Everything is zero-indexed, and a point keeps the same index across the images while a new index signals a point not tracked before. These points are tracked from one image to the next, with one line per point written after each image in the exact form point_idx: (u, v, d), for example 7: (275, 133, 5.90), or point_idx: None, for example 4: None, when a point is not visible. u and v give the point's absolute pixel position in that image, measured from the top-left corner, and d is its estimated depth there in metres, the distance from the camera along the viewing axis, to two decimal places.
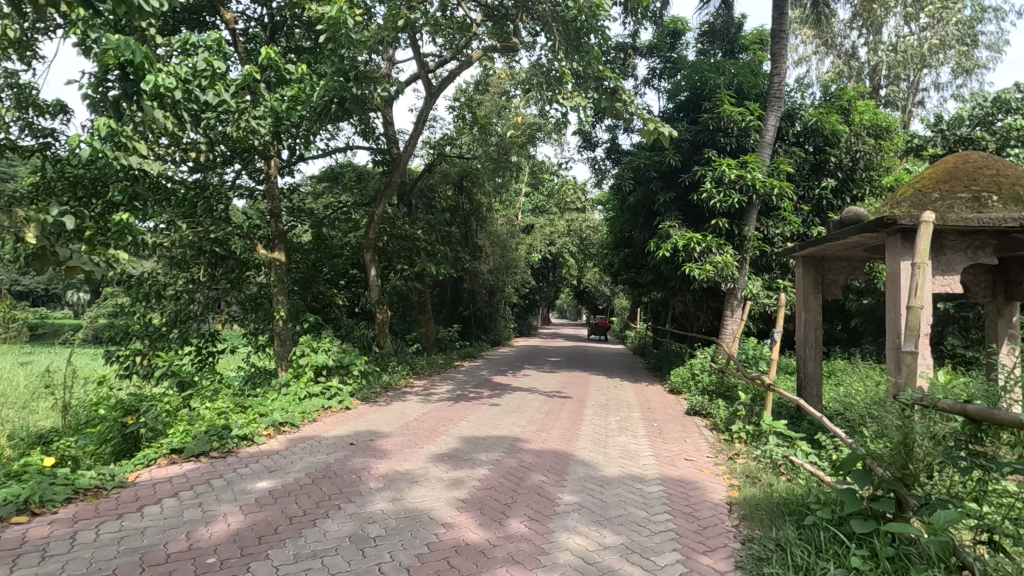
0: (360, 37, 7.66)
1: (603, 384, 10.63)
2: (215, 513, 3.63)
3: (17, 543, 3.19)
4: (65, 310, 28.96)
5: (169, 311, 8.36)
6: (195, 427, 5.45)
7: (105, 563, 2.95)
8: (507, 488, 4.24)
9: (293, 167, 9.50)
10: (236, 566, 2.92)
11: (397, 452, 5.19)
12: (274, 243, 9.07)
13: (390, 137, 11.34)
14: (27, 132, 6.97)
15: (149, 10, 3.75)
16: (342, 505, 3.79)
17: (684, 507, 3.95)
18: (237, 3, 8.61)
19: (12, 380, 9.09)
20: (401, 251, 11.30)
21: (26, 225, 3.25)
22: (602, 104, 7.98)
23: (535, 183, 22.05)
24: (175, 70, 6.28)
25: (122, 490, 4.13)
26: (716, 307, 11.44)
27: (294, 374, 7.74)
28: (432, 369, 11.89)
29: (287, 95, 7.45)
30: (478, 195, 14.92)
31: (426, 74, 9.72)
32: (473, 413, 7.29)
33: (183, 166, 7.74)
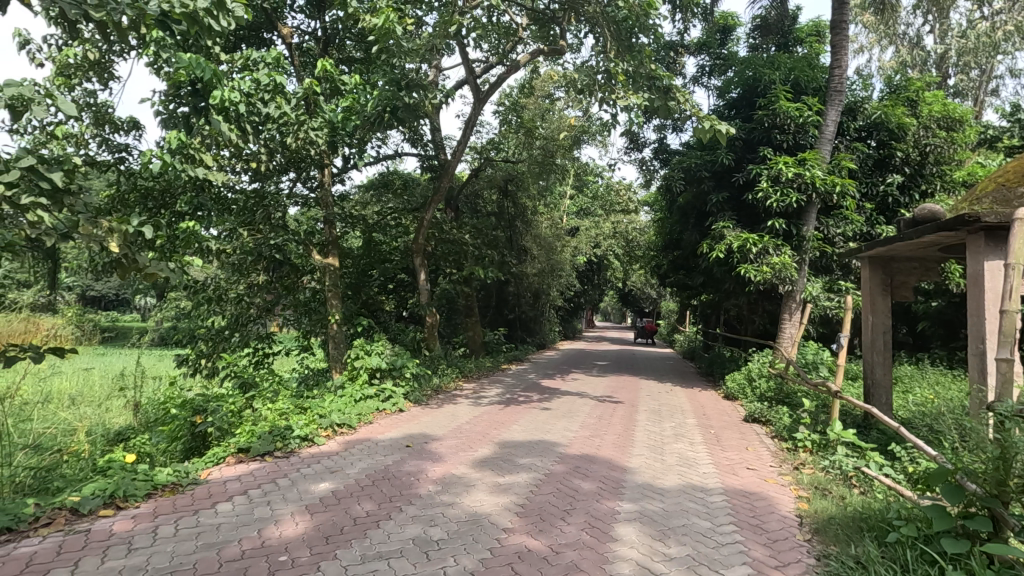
0: (411, 45, 7.84)
1: (653, 388, 10.43)
2: (283, 512, 3.75)
3: (105, 536, 3.38)
4: (134, 313, 30.89)
5: (230, 314, 8.71)
6: (260, 427, 5.66)
7: (185, 557, 3.09)
8: (564, 494, 4.21)
9: (344, 175, 9.73)
10: (306, 565, 3.00)
11: (452, 455, 5.24)
12: (329, 249, 9.36)
13: (437, 143, 11.51)
14: (104, 148, 7.44)
15: (217, 29, 4.01)
16: (403, 508, 3.85)
17: (750, 519, 3.82)
18: (292, 18, 8.95)
19: (89, 380, 9.68)
20: (449, 255, 11.45)
21: (109, 236, 3.48)
22: (654, 104, 7.83)
23: (580, 185, 21.94)
24: (239, 85, 6.61)
25: (195, 487, 4.33)
26: (771, 310, 11.07)
27: (349, 377, 7.95)
28: (480, 372, 11.99)
29: (342, 106, 7.72)
30: (523, 199, 14.96)
31: (473, 80, 9.81)
32: (524, 417, 7.28)
33: (244, 175, 8.08)
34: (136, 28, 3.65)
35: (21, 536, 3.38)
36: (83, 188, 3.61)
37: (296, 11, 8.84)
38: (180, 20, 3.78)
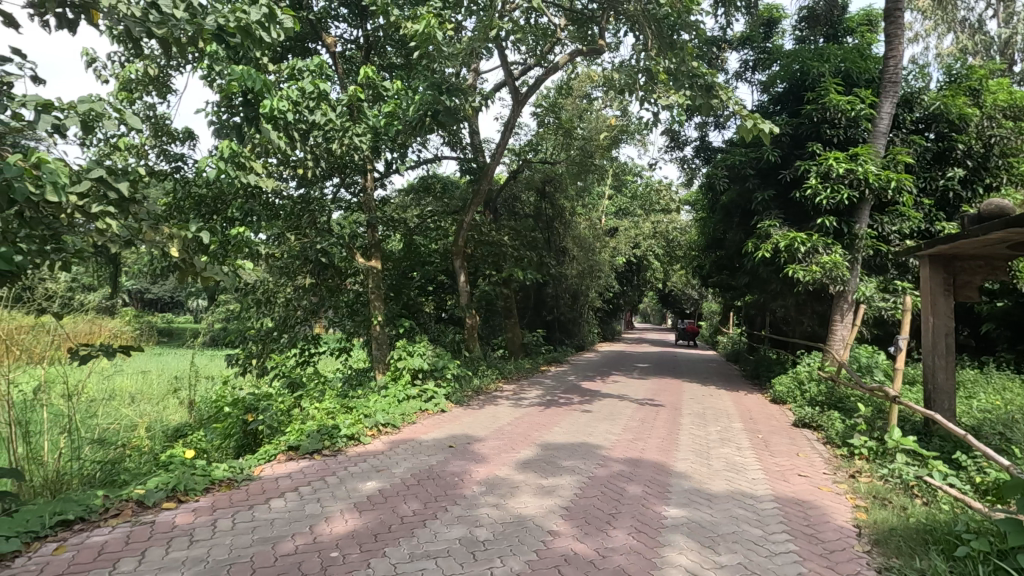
0: (452, 50, 7.94)
1: (696, 392, 10.20)
2: (333, 509, 3.85)
3: (168, 528, 3.55)
4: (186, 314, 32.27)
5: (279, 316, 9.03)
6: (308, 426, 5.84)
7: (243, 550, 3.22)
8: (608, 497, 4.18)
9: (386, 180, 9.93)
10: (357, 562, 3.08)
11: (494, 456, 5.27)
12: (372, 252, 9.57)
13: (476, 146, 11.62)
14: (162, 158, 7.83)
15: (269, 40, 4.17)
16: (448, 508, 3.89)
17: (804, 528, 3.69)
18: (336, 28, 9.22)
19: (148, 379, 10.19)
20: (488, 257, 11.52)
21: (170, 242, 3.69)
22: (697, 102, 7.53)
23: (619, 184, 21.70)
24: (288, 94, 6.83)
25: (249, 482, 4.51)
26: (821, 311, 10.68)
27: (392, 377, 8.10)
28: (520, 373, 12.00)
29: (385, 111, 7.87)
30: (562, 199, 14.91)
31: (512, 82, 9.85)
32: (566, 419, 7.26)
33: (291, 182, 8.34)
34: (194, 43, 3.82)
35: (94, 525, 3.59)
36: (147, 196, 3.81)
37: (339, 19, 9.07)
38: (232, 34, 3.95)
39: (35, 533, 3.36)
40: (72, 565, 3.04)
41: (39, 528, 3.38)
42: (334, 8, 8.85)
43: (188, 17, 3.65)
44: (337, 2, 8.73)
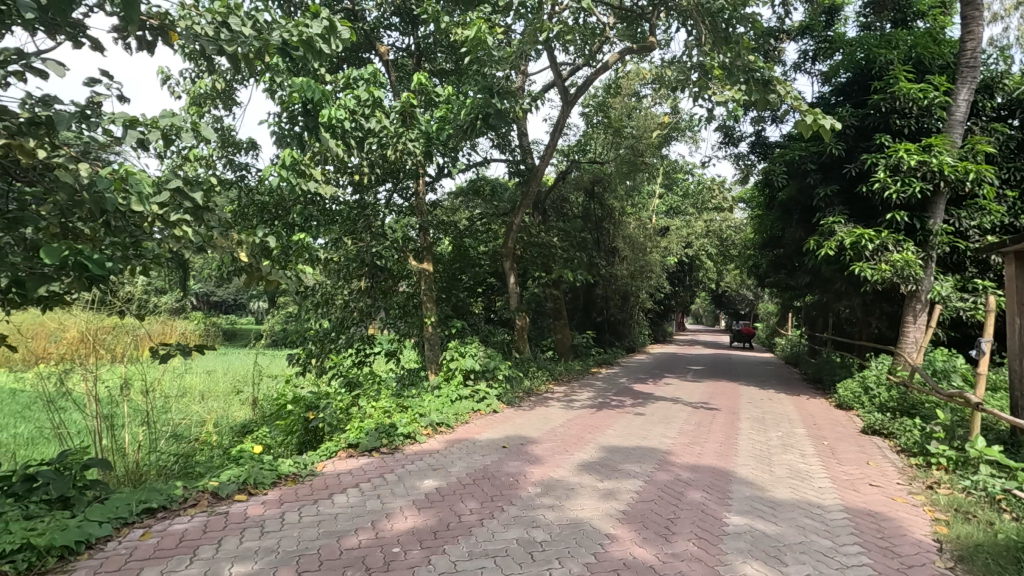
0: (502, 54, 8.01)
1: (754, 395, 9.86)
2: (393, 506, 3.95)
3: (241, 518, 3.74)
4: (247, 316, 33.82)
5: (336, 318, 9.34)
6: (367, 424, 6.01)
7: (311, 542, 3.35)
8: (667, 502, 4.10)
9: (437, 183, 10.11)
10: (418, 558, 3.15)
11: (549, 458, 5.28)
12: (424, 255, 9.76)
13: (525, 148, 11.67)
14: (229, 167, 8.26)
15: (329, 51, 4.31)
16: (505, 507, 3.92)
17: (878, 540, 3.51)
18: (389, 36, 9.47)
19: (216, 378, 10.74)
20: (538, 258, 11.54)
21: (238, 248, 3.93)
22: (753, 97, 7.27)
23: (670, 182, 21.24)
24: (344, 102, 7.08)
25: (313, 478, 4.69)
26: (891, 312, 10.11)
27: (445, 378, 8.23)
28: (570, 375, 11.95)
29: (437, 117, 8.02)
30: (611, 199, 14.75)
31: (561, 83, 9.82)
32: (619, 421, 7.18)
33: (347, 187, 8.61)
34: (260, 59, 4.00)
35: (174, 514, 3.82)
36: (218, 204, 4.04)
37: (391, 28, 9.29)
38: (295, 45, 4.11)
39: (124, 519, 3.62)
40: (157, 551, 3.25)
41: (127, 515, 3.63)
42: (386, 18, 9.08)
43: (256, 34, 3.83)
44: (389, 12, 8.95)
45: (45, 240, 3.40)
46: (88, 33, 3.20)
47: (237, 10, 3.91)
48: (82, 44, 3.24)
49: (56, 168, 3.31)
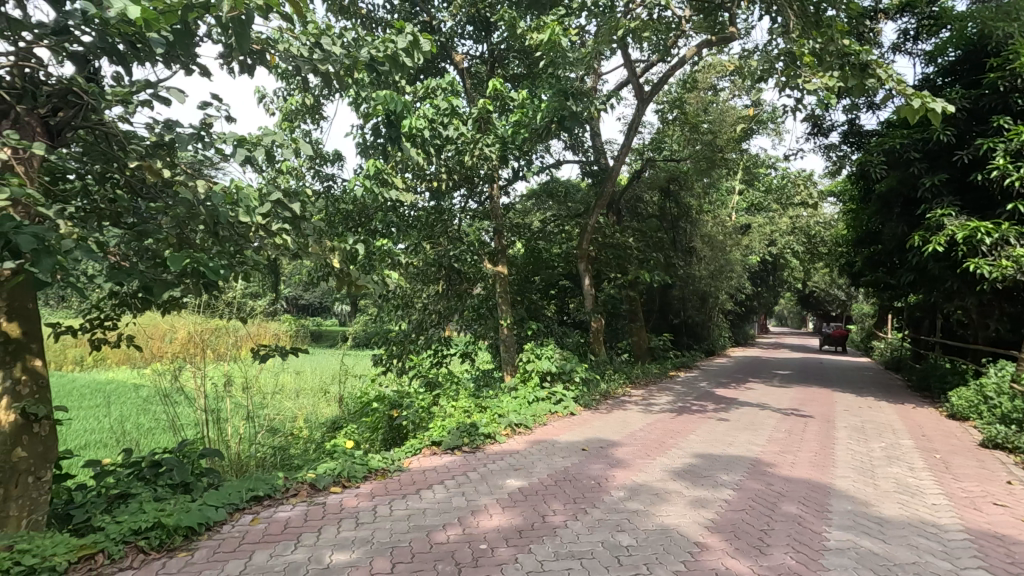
0: (577, 55, 7.98)
1: (851, 403, 9.20)
2: (479, 504, 4.05)
3: (337, 509, 3.97)
4: (331, 318, 35.73)
5: (416, 320, 9.65)
6: (448, 423, 6.18)
7: (402, 535, 3.50)
8: (760, 513, 3.92)
9: (511, 186, 10.23)
10: (505, 555, 3.21)
11: (631, 461, 5.20)
12: (499, 258, 9.94)
13: (598, 148, 11.55)
14: (317, 177, 8.78)
15: (411, 64, 4.52)
16: (588, 510, 3.90)
17: (1008, 566, 3.18)
18: (463, 45, 9.68)
19: (306, 376, 11.42)
20: (613, 260, 11.37)
21: (332, 253, 4.26)
22: (849, 84, 6.75)
23: (751, 178, 20.27)
24: (424, 112, 7.35)
25: (400, 473, 4.89)
26: (1013, 313, 9.10)
27: (522, 379, 8.30)
28: (648, 378, 11.67)
29: (512, 121, 8.14)
30: (688, 198, 14.29)
31: (635, 80, 9.64)
32: (702, 427, 6.93)
33: (426, 193, 8.90)
34: (350, 74, 4.24)
35: (279, 502, 4.12)
36: (311, 213, 4.33)
37: (465, 37, 9.50)
38: (381, 59, 4.33)
39: (236, 505, 3.93)
40: (266, 536, 3.51)
41: (238, 501, 3.93)
42: (460, 27, 9.30)
43: (346, 52, 4.07)
44: (464, 21, 9.16)
45: (167, 250, 3.83)
46: (198, 61, 3.53)
47: (326, 30, 4.15)
48: (193, 72, 3.57)
49: (177, 185, 3.67)
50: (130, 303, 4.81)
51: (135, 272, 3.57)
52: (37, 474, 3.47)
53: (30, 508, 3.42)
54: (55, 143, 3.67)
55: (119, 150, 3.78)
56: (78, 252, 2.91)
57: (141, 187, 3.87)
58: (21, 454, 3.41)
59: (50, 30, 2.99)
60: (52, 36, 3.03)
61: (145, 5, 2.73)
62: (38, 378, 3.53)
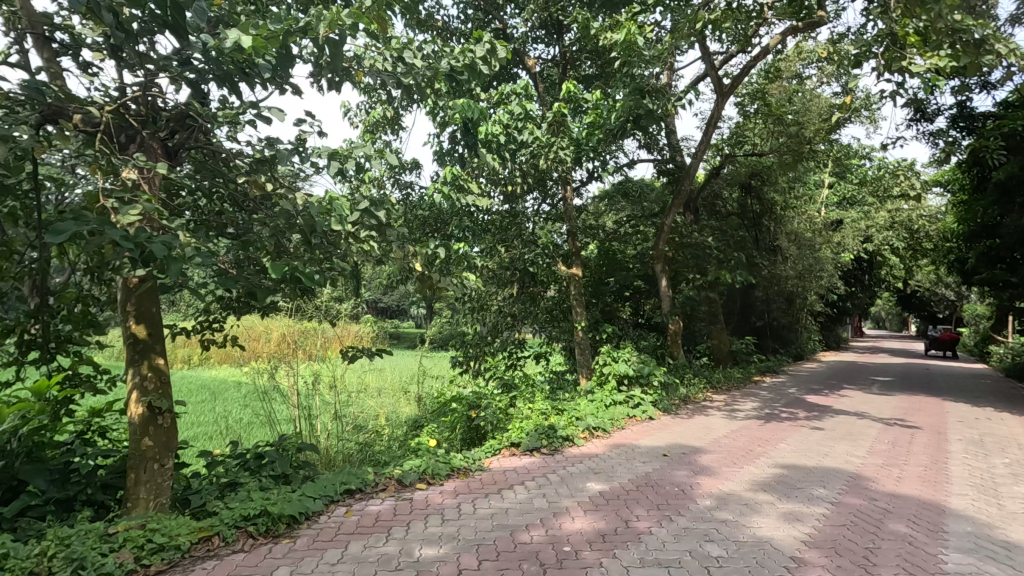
0: (654, 52, 7.83)
1: (965, 413, 8.36)
2: (561, 506, 4.05)
3: (423, 505, 4.12)
4: (408, 321, 37.05)
5: (492, 322, 9.80)
6: (526, 424, 6.22)
7: (487, 533, 3.57)
8: (863, 530, 3.66)
9: (584, 187, 10.17)
10: (590, 558, 3.19)
11: (717, 469, 5.00)
12: (573, 260, 9.91)
13: (674, 145, 11.23)
14: (397, 186, 9.14)
15: (488, 71, 4.60)
16: (674, 517, 3.81)
17: None
18: (535, 48, 9.76)
19: (387, 375, 11.90)
20: (691, 260, 11.00)
21: (414, 258, 4.37)
22: (961, 62, 6.15)
23: (842, 170, 18.93)
24: (499, 118, 7.51)
25: (481, 473, 4.98)
26: None
27: (598, 382, 8.20)
28: (730, 384, 11.17)
29: (586, 122, 8.09)
30: (771, 193, 13.57)
31: (714, 73, 9.29)
32: (793, 436, 6.55)
33: (500, 197, 9.02)
34: (431, 85, 4.41)
35: (369, 496, 4.33)
36: (394, 220, 4.53)
37: (537, 41, 9.56)
38: (460, 68, 4.44)
39: (331, 497, 4.16)
40: (359, 528, 3.71)
41: (334, 493, 4.17)
42: (532, 31, 9.36)
43: (427, 64, 4.22)
44: (536, 25, 9.22)
45: (267, 257, 4.07)
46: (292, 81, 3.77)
47: (408, 45, 4.32)
48: (288, 91, 3.82)
49: (277, 198, 3.95)
50: (236, 307, 5.24)
51: (243, 278, 3.88)
52: (161, 461, 3.83)
53: (155, 492, 3.79)
54: (174, 163, 4.06)
55: (226, 167, 4.14)
56: (197, 260, 3.20)
57: (243, 201, 4.21)
58: (148, 443, 3.79)
59: (174, 62, 3.35)
60: (174, 67, 3.37)
61: (252, 34, 2.96)
62: (161, 375, 3.91)
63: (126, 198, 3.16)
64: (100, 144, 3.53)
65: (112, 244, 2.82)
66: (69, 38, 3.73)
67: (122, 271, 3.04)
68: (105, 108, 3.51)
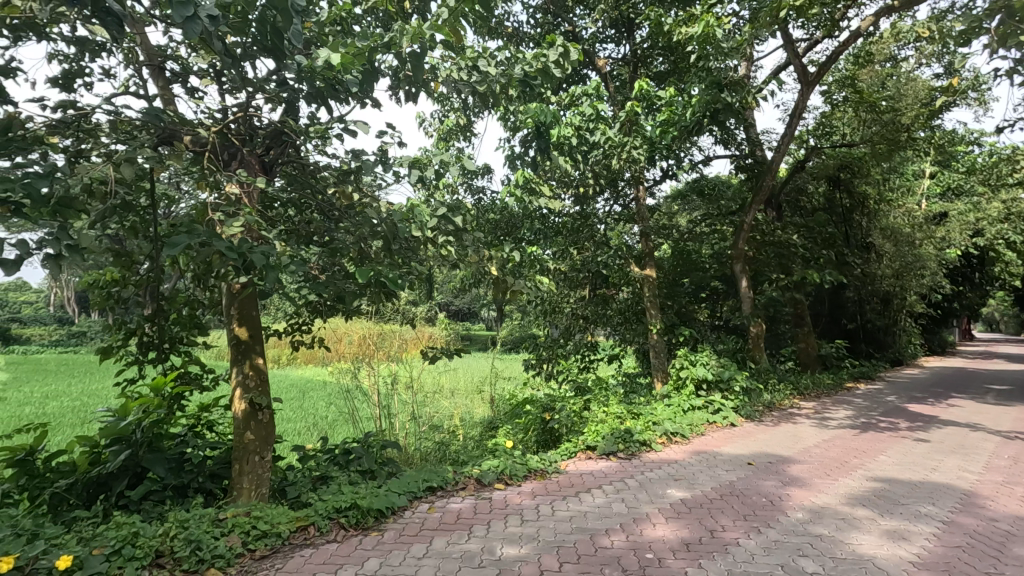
0: (732, 44, 7.52)
1: None
2: (641, 511, 3.98)
3: (502, 505, 4.18)
4: (479, 324, 37.71)
5: (564, 324, 9.77)
6: (602, 428, 6.16)
7: (566, 535, 3.58)
8: (982, 554, 3.33)
9: (656, 187, 9.93)
10: (674, 567, 3.12)
11: (808, 481, 4.73)
12: (646, 260, 9.69)
13: (753, 139, 10.73)
14: (469, 191, 9.31)
15: (560, 75, 4.58)
16: (763, 529, 3.64)
17: None
18: (604, 48, 9.64)
19: (461, 377, 12.18)
20: (774, 259, 10.46)
21: (489, 262, 4.48)
22: None
23: (945, 158, 17.29)
24: (571, 120, 7.55)
25: (558, 475, 4.99)
26: None
27: (675, 387, 7.96)
28: (820, 390, 10.49)
29: (660, 120, 7.90)
30: (863, 186, 12.63)
31: (797, 62, 8.79)
32: (894, 447, 6.06)
33: (571, 199, 8.98)
34: (504, 92, 4.47)
35: (450, 494, 4.45)
36: (469, 225, 4.63)
37: (606, 41, 9.45)
38: (532, 73, 4.46)
39: (415, 493, 4.32)
40: (442, 524, 3.82)
41: (417, 490, 4.32)
42: (602, 31, 9.27)
43: (501, 71, 4.28)
44: (606, 25, 9.11)
45: (353, 263, 4.28)
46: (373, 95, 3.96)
47: (482, 54, 4.40)
48: (370, 105, 4.01)
49: (362, 207, 4.17)
50: (324, 310, 5.56)
51: (332, 283, 4.11)
52: (261, 454, 4.13)
53: (257, 483, 4.09)
54: (269, 177, 4.38)
55: (314, 179, 4.40)
56: (293, 267, 3.43)
57: (331, 211, 4.44)
58: (250, 436, 4.10)
59: (273, 83, 3.62)
60: (272, 88, 3.64)
61: (341, 51, 3.12)
62: (261, 373, 4.22)
63: (230, 211, 3.44)
64: (207, 163, 3.86)
65: (219, 254, 3.07)
66: (178, 66, 4.11)
67: (229, 278, 3.31)
68: (212, 129, 3.85)
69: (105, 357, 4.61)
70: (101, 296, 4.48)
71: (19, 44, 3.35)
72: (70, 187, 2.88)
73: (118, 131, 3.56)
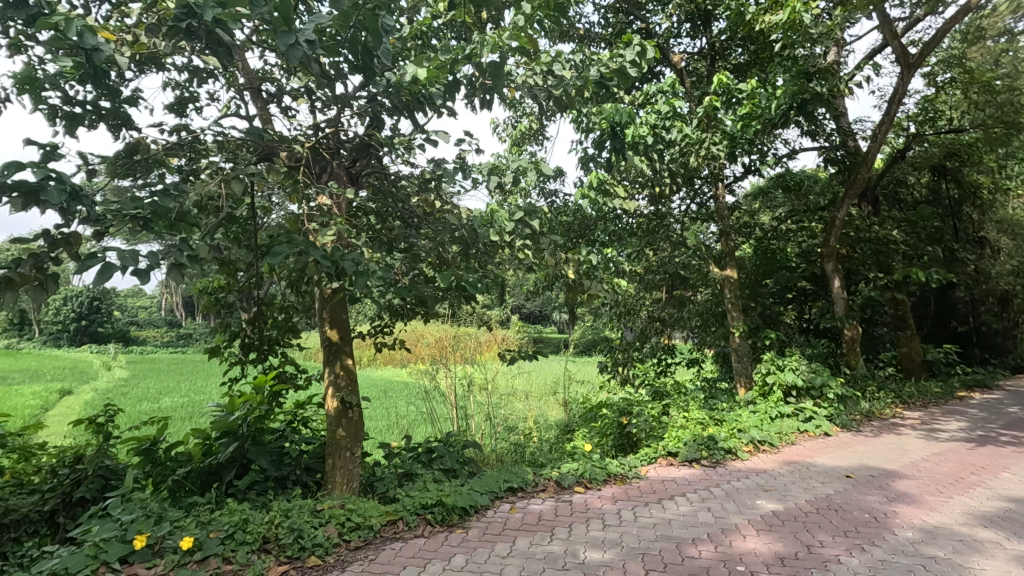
0: (821, 29, 7.07)
1: None
2: (730, 522, 3.83)
3: (583, 509, 4.16)
4: (551, 326, 37.77)
5: (639, 326, 9.57)
6: (684, 433, 5.97)
7: (650, 542, 3.51)
8: None
9: (736, 184, 9.52)
10: None
11: (917, 497, 4.36)
12: (727, 261, 9.31)
13: (844, 129, 10.03)
14: (541, 194, 9.34)
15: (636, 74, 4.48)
16: (867, 547, 3.39)
17: None
18: (678, 43, 9.36)
19: (534, 379, 12.26)
20: (870, 257, 9.71)
21: (566, 265, 4.48)
22: None
23: None
24: (646, 119, 7.30)
25: (639, 481, 4.90)
26: None
27: (761, 392, 7.56)
28: (927, 399, 9.61)
29: (740, 115, 7.58)
30: (974, 174, 11.45)
31: (894, 43, 8.14)
32: (1019, 464, 5.45)
33: (646, 199, 8.80)
34: (580, 94, 4.45)
35: (530, 495, 4.49)
36: (547, 229, 4.63)
37: (682, 36, 9.19)
38: (607, 74, 4.40)
39: (496, 493, 4.40)
40: (524, 524, 3.88)
41: (498, 490, 4.39)
42: (676, 27, 9.02)
43: (576, 74, 4.26)
44: (681, 19, 8.87)
45: (434, 268, 4.42)
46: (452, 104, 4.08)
47: (557, 57, 4.41)
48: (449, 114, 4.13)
49: (442, 214, 4.30)
50: (406, 313, 5.78)
51: (415, 287, 4.27)
52: (352, 450, 4.36)
53: (348, 477, 4.32)
54: (355, 186, 4.63)
55: (397, 189, 4.59)
56: (381, 272, 3.61)
57: (412, 218, 4.61)
58: (342, 433, 4.34)
59: (362, 98, 3.83)
60: (360, 103, 3.85)
61: (426, 66, 3.24)
62: (351, 373, 4.46)
63: (324, 221, 3.68)
64: (302, 176, 4.14)
65: (315, 261, 3.27)
66: (274, 88, 4.43)
67: (324, 283, 3.53)
68: (305, 145, 4.13)
69: (214, 357, 5.04)
70: (210, 301, 4.90)
71: (143, 76, 3.75)
72: (189, 202, 3.19)
73: (226, 150, 3.89)
